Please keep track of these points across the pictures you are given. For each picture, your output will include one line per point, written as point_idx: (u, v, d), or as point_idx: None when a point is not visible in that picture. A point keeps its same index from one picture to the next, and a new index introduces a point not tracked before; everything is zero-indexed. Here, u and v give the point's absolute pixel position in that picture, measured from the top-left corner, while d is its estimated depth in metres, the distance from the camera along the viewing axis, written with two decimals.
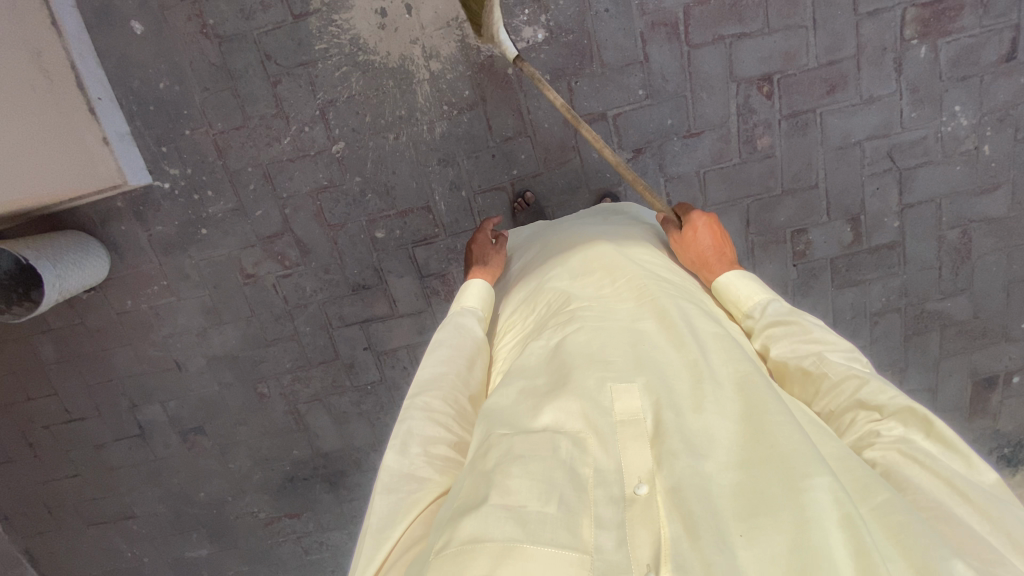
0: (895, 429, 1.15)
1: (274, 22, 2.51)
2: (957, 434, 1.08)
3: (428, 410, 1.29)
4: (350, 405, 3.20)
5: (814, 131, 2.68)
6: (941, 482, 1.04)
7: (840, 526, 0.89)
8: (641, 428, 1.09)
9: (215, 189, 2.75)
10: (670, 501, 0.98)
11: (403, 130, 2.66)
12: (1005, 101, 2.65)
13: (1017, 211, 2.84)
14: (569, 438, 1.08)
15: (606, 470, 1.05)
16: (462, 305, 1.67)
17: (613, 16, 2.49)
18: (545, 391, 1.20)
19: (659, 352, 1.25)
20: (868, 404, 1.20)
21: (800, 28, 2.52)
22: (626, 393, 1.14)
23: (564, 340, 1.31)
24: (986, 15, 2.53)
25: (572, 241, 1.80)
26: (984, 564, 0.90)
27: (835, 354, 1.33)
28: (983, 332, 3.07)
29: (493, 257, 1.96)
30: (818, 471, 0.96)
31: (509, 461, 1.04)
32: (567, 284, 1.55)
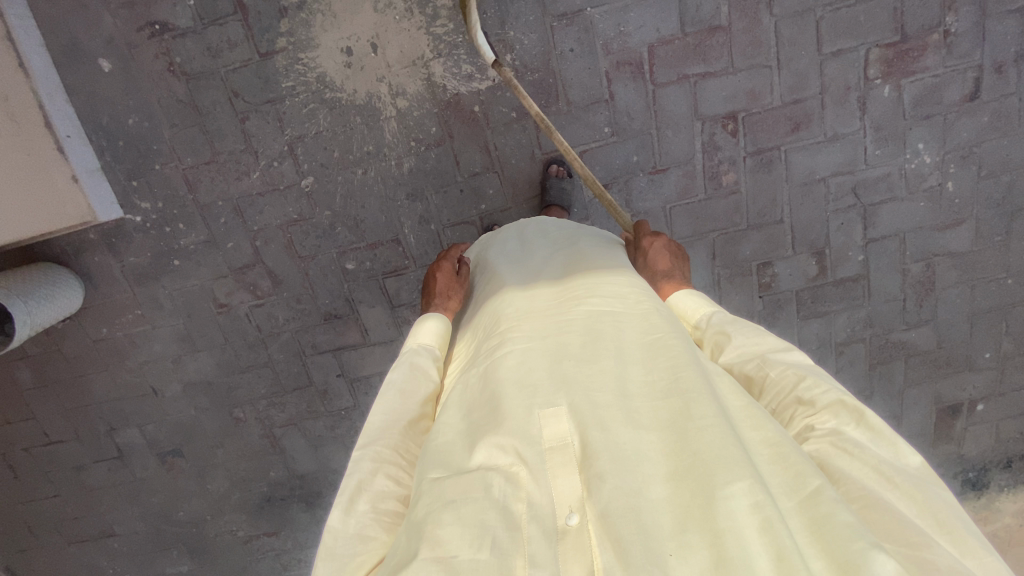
0: (829, 422, 1.19)
1: (241, 60, 2.52)
2: (883, 423, 1.15)
3: (376, 461, 1.26)
4: (325, 429, 3.25)
5: (779, 168, 2.70)
6: (870, 470, 1.10)
7: (757, 533, 0.94)
8: (568, 454, 1.10)
9: (186, 222, 2.78)
10: (600, 528, 1.00)
11: (371, 165, 2.68)
12: (968, 139, 2.68)
13: (980, 246, 2.88)
14: (501, 475, 1.08)
15: (538, 501, 1.05)
16: (417, 342, 1.61)
17: (578, 55, 2.50)
18: (480, 424, 1.20)
19: (582, 368, 1.25)
20: (808, 400, 1.23)
21: (764, 68, 2.54)
22: (553, 417, 1.15)
23: (495, 366, 1.31)
24: (950, 55, 2.55)
25: (513, 260, 1.81)
26: (901, 545, 0.98)
27: (775, 354, 1.36)
28: (947, 362, 3.12)
29: (457, 290, 1.87)
30: (739, 476, 1.00)
31: (440, 509, 1.04)
32: (504, 301, 1.57)
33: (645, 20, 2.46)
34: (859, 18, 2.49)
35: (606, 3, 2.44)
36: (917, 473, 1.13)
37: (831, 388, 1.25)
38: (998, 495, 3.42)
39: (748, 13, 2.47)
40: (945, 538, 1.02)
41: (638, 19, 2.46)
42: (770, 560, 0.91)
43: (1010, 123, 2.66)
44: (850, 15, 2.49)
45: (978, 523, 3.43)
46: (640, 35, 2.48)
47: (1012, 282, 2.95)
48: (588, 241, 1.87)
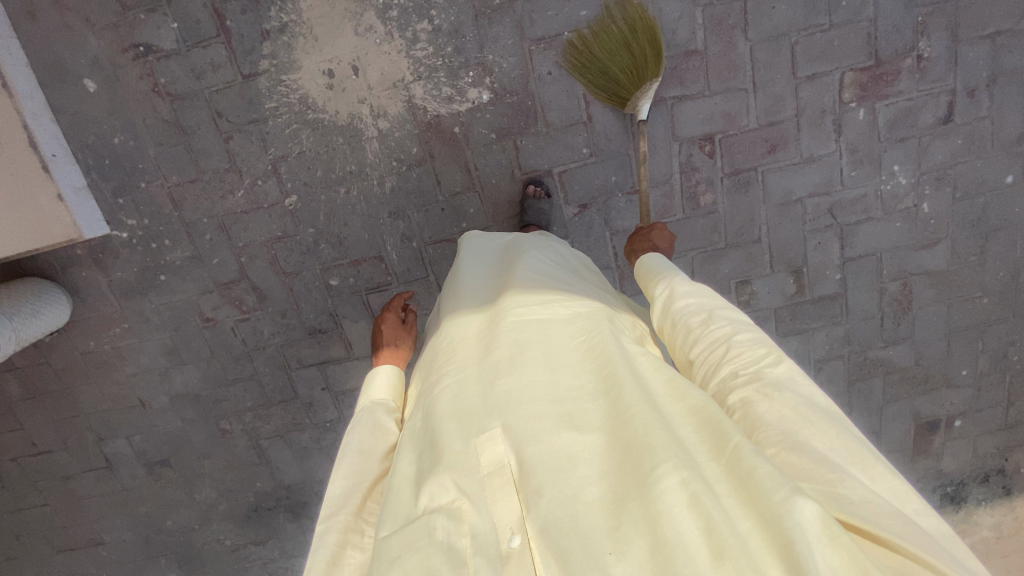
0: (749, 368, 1.21)
1: (225, 81, 2.56)
2: (799, 369, 1.20)
3: (342, 530, 1.26)
4: (310, 441, 3.29)
5: (756, 189, 2.74)
6: (789, 411, 1.10)
7: (687, 509, 0.93)
8: (506, 475, 1.11)
9: (172, 238, 2.82)
10: (542, 543, 1.00)
11: (354, 184, 2.71)
12: (943, 161, 2.71)
13: (956, 265, 2.91)
14: (444, 514, 1.08)
15: (482, 532, 1.06)
16: (371, 398, 1.63)
17: (556, 79, 2.53)
18: (424, 462, 1.21)
19: (511, 382, 1.26)
20: (733, 351, 1.26)
21: (740, 91, 2.57)
22: (488, 441, 1.16)
23: (435, 398, 1.34)
24: (923, 79, 2.58)
25: (455, 286, 1.84)
26: (826, 486, 0.98)
27: (723, 310, 1.39)
28: (925, 379, 3.15)
29: (404, 338, 1.97)
30: (664, 458, 0.99)
31: (388, 567, 1.03)
32: (449, 327, 1.60)
33: None
34: (833, 43, 2.53)
35: (583, 27, 2.47)
36: (831, 408, 1.15)
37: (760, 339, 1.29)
38: (976, 508, 3.44)
39: (723, 37, 2.50)
40: (858, 468, 1.03)
41: None
42: (702, 534, 0.90)
43: (983, 145, 2.69)
44: (824, 40, 2.52)
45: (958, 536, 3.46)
46: None
47: (988, 300, 2.99)
48: (519, 246, 1.93)
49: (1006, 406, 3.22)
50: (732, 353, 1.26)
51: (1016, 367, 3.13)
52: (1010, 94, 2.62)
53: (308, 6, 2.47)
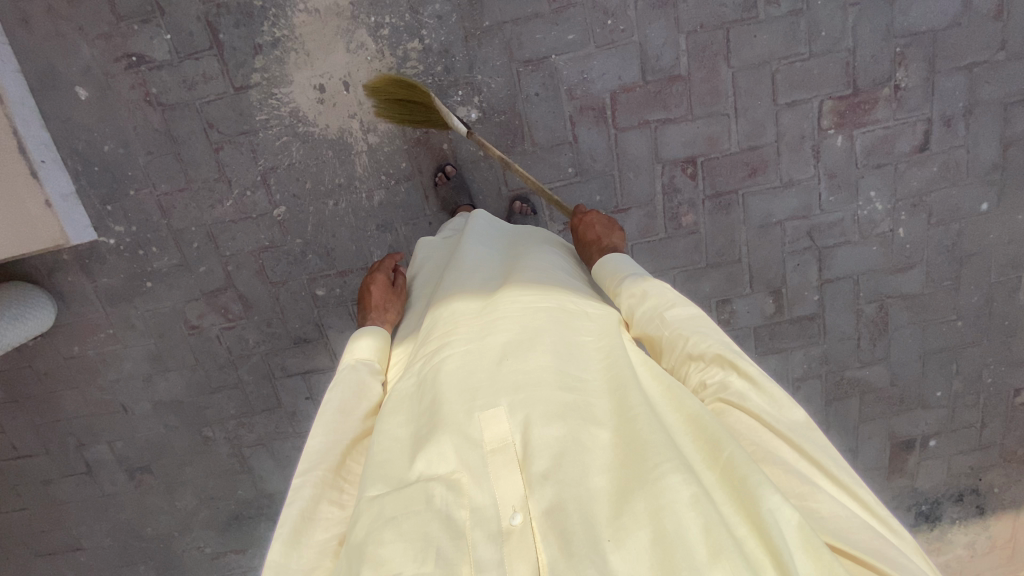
0: (716, 376, 1.23)
1: (216, 93, 2.58)
2: (760, 370, 1.18)
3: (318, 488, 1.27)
4: (293, 450, 3.30)
5: (736, 211, 2.80)
6: (757, 422, 1.13)
7: (691, 512, 0.94)
8: (510, 454, 1.11)
9: (159, 246, 2.84)
10: (545, 522, 1.01)
11: (342, 197, 2.74)
12: (919, 188, 2.78)
13: (931, 288, 2.98)
14: (442, 483, 1.09)
15: (482, 507, 1.07)
16: (355, 357, 1.63)
17: (543, 99, 2.59)
18: (421, 432, 1.21)
19: (517, 361, 1.25)
20: (694, 355, 1.27)
21: (722, 116, 2.63)
22: (493, 419, 1.15)
23: (434, 368, 1.31)
24: (900, 108, 2.65)
25: (455, 262, 1.81)
26: (801, 499, 1.01)
27: (674, 309, 1.38)
28: (900, 399, 3.21)
29: (394, 303, 1.95)
30: (665, 457, 1.01)
31: (381, 527, 1.04)
32: (444, 304, 1.58)
33: (608, 68, 2.55)
34: (813, 71, 2.58)
35: (571, 51, 2.52)
36: (806, 422, 1.15)
37: (713, 339, 1.28)
38: (950, 527, 3.49)
39: (707, 64, 2.56)
40: (826, 480, 1.06)
41: (601, 67, 2.55)
42: (701, 531, 0.92)
43: (959, 173, 2.76)
44: (805, 68, 2.57)
45: (932, 553, 3.50)
46: (603, 82, 2.57)
47: (962, 323, 3.05)
48: (520, 242, 1.95)
49: (979, 427, 3.28)
50: (703, 360, 1.26)
51: (989, 389, 3.20)
52: (986, 124, 2.69)
53: (300, 21, 2.48)
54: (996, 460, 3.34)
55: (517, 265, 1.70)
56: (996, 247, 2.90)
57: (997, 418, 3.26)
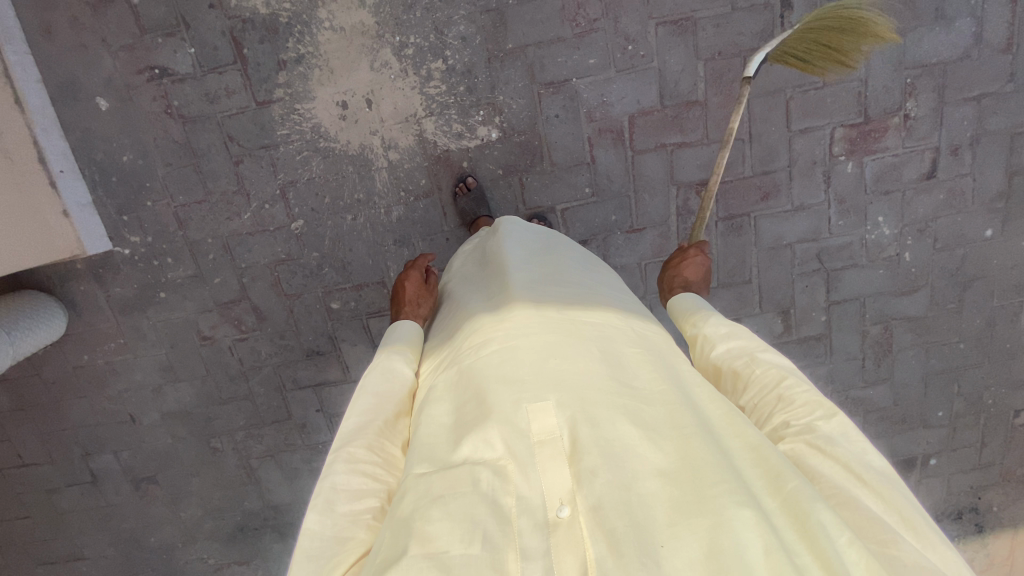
0: (803, 419, 1.27)
1: (238, 106, 2.59)
2: (853, 423, 1.23)
3: (351, 462, 1.32)
4: (302, 462, 3.29)
5: (748, 233, 2.86)
6: (843, 469, 1.16)
7: (753, 534, 0.97)
8: (558, 448, 1.12)
9: (175, 257, 2.83)
10: (592, 520, 1.02)
11: (361, 212, 2.76)
12: (925, 214, 2.86)
13: (934, 311, 3.05)
14: (488, 469, 1.11)
15: (528, 495, 1.08)
16: (389, 349, 1.68)
17: (563, 121, 2.63)
18: (466, 418, 1.22)
19: (566, 363, 1.27)
20: (786, 399, 1.32)
21: (737, 141, 2.69)
22: (541, 412, 1.16)
23: (481, 360, 1.32)
24: (909, 137, 2.72)
25: (498, 260, 1.82)
26: (881, 545, 1.04)
27: (763, 352, 1.43)
28: (902, 419, 3.28)
29: (427, 299, 1.99)
30: (723, 479, 1.05)
31: (429, 506, 1.08)
32: (485, 303, 1.60)
33: (627, 92, 2.60)
34: (826, 100, 2.65)
35: (591, 74, 2.57)
36: (891, 472, 1.19)
37: (809, 388, 1.33)
38: None
39: (723, 90, 2.61)
40: (911, 535, 1.08)
41: (620, 91, 2.60)
42: (762, 554, 0.95)
43: (963, 200, 2.83)
44: (818, 96, 2.64)
45: None
46: (621, 105, 2.62)
47: (964, 345, 3.13)
48: (557, 247, 1.96)
49: (979, 446, 3.34)
50: (789, 403, 1.31)
51: (989, 410, 3.27)
52: (991, 154, 2.76)
53: (325, 39, 2.50)
54: (995, 479, 3.41)
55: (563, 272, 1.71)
56: (999, 272, 2.98)
57: (997, 438, 3.33)
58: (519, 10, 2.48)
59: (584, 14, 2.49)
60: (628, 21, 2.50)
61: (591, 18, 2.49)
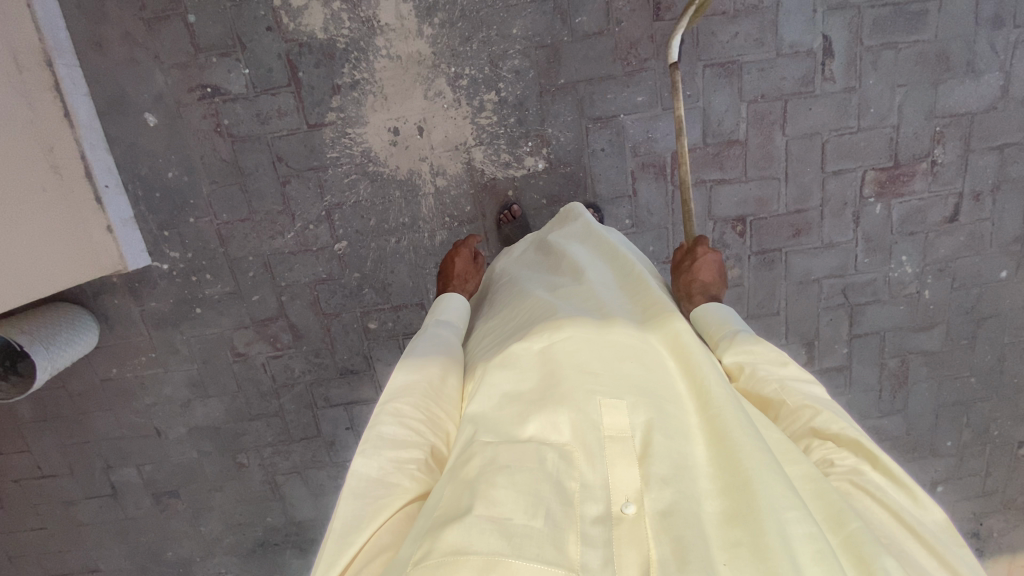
0: (847, 459, 1.24)
1: (289, 128, 2.60)
2: (899, 467, 1.20)
3: (398, 416, 1.29)
4: (327, 479, 3.28)
5: (779, 267, 2.96)
6: (889, 514, 1.13)
7: (816, 563, 0.93)
8: (629, 446, 1.13)
9: (213, 273, 2.82)
10: (658, 523, 1.01)
11: (405, 235, 2.79)
12: (945, 255, 2.98)
13: (949, 346, 3.18)
14: (555, 451, 1.13)
15: (592, 484, 1.09)
16: (438, 316, 1.74)
17: (609, 155, 2.69)
18: (533, 400, 1.26)
19: (638, 367, 1.31)
20: (823, 432, 1.29)
21: (773, 180, 2.79)
22: (614, 408, 1.19)
23: (553, 353, 1.36)
24: (935, 182, 2.84)
25: (572, 265, 1.83)
26: None
27: (795, 381, 1.39)
28: (913, 447, 3.41)
29: (474, 276, 2.03)
30: (792, 505, 1.00)
31: (493, 473, 1.08)
32: (547, 298, 1.65)
33: (672, 129, 2.67)
34: (860, 144, 2.76)
35: (638, 111, 2.63)
36: (939, 530, 1.17)
37: (847, 426, 1.29)
38: None
39: (764, 131, 2.70)
40: None
41: (665, 128, 2.67)
42: None
43: (982, 243, 2.97)
44: (852, 140, 2.75)
45: None
46: (666, 141, 2.69)
47: (975, 379, 3.26)
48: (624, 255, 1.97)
49: (984, 475, 3.47)
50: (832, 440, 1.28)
51: (995, 441, 3.40)
52: (1010, 200, 2.90)
53: (381, 66, 2.53)
54: (997, 506, 3.55)
55: (630, 283, 1.71)
56: (1011, 311, 3.12)
57: (1001, 468, 3.46)
58: (572, 47, 2.53)
59: (636, 53, 2.55)
60: (677, 62, 2.57)
61: (642, 57, 2.56)
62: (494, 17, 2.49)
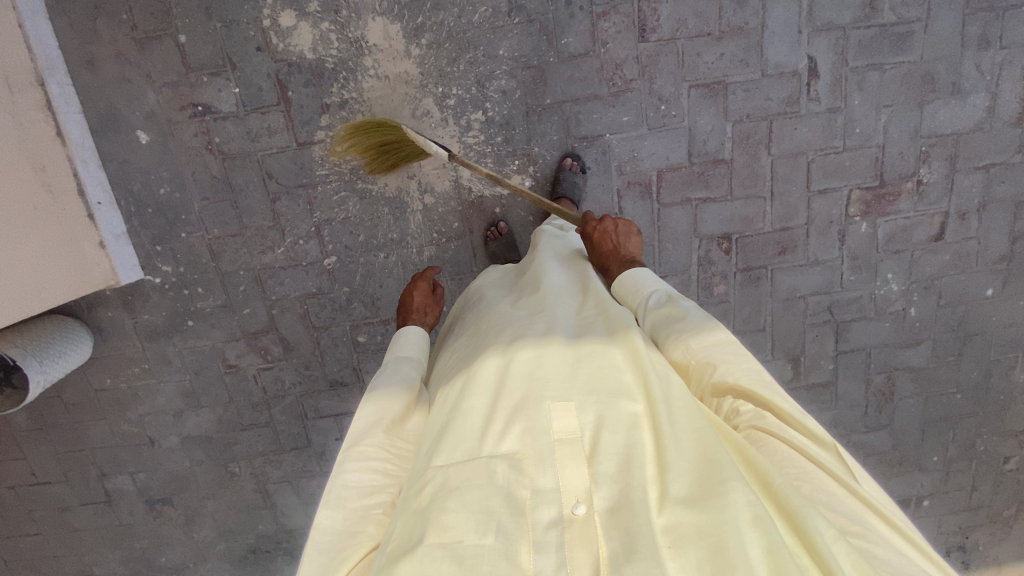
0: (751, 406, 1.34)
1: (279, 146, 2.64)
2: (797, 403, 1.30)
3: (362, 460, 1.35)
4: (317, 487, 3.33)
5: (765, 284, 2.98)
6: (795, 450, 1.23)
7: (752, 526, 0.98)
8: (578, 446, 1.17)
9: (205, 287, 2.86)
10: (608, 519, 1.06)
11: (393, 251, 2.82)
12: (931, 273, 3.00)
13: (935, 363, 3.19)
14: (506, 462, 1.16)
15: (544, 488, 1.12)
16: (397, 353, 1.73)
17: (595, 173, 2.72)
18: (487, 410, 1.30)
19: (588, 367, 1.36)
20: (724, 383, 1.37)
21: (759, 199, 2.81)
22: (563, 412, 1.23)
23: (507, 364, 1.40)
24: (920, 201, 2.85)
25: (532, 276, 1.88)
26: (854, 537, 1.06)
27: (698, 337, 1.47)
28: (899, 462, 3.42)
29: (433, 308, 2.03)
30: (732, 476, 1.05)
31: (444, 498, 1.12)
32: (507, 312, 1.70)
33: (657, 148, 2.69)
34: (845, 164, 2.77)
35: (624, 130, 2.66)
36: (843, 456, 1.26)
37: (744, 368, 1.38)
38: None
39: (749, 150, 2.72)
40: (884, 527, 1.11)
41: (651, 147, 2.69)
42: (765, 554, 0.94)
43: (968, 261, 2.98)
44: (838, 160, 2.76)
45: None
46: (651, 160, 2.71)
47: (961, 396, 3.28)
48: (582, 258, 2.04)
49: (971, 490, 3.49)
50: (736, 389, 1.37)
51: (981, 456, 3.42)
52: (996, 219, 2.91)
53: (369, 86, 2.56)
54: (983, 520, 3.56)
55: (586, 286, 1.77)
56: (997, 328, 3.13)
57: (987, 482, 3.47)
58: (558, 67, 2.56)
59: (621, 74, 2.57)
60: (663, 83, 2.59)
61: (627, 78, 2.58)
62: (480, 38, 2.52)
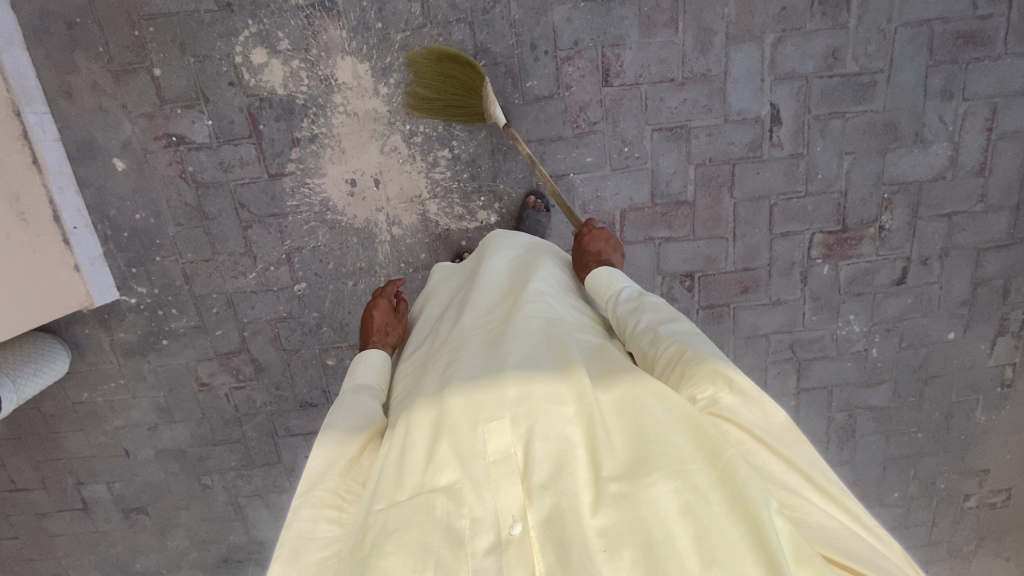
0: (707, 391, 1.26)
1: (251, 177, 2.71)
2: (750, 385, 1.24)
3: (317, 505, 1.27)
4: (288, 502, 3.42)
5: (727, 321, 3.02)
6: (749, 436, 1.17)
7: (682, 523, 0.98)
8: (512, 464, 1.15)
9: (179, 308, 2.94)
10: (543, 531, 1.03)
11: (362, 278, 2.89)
12: (893, 315, 3.03)
13: (896, 403, 3.22)
14: (444, 494, 1.13)
15: (481, 516, 1.09)
16: (356, 381, 1.67)
17: (559, 211, 2.76)
18: (424, 438, 1.27)
19: (519, 375, 1.33)
20: (689, 372, 1.32)
21: (721, 240, 2.85)
22: (496, 431, 1.20)
23: (446, 389, 1.35)
24: (883, 246, 2.89)
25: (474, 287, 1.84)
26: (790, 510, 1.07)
27: (665, 329, 1.48)
28: (860, 496, 3.46)
29: (396, 327, 1.96)
30: (657, 466, 1.06)
31: (384, 540, 1.07)
32: (452, 331, 1.67)
33: (620, 189, 2.74)
34: (807, 208, 2.81)
35: (588, 170, 2.71)
36: (793, 432, 1.21)
37: (707, 357, 1.33)
38: None
39: (712, 193, 2.76)
40: (817, 493, 1.12)
41: (614, 187, 2.74)
42: (694, 543, 0.95)
43: (930, 305, 3.01)
44: (800, 205, 2.80)
45: None
46: (615, 200, 2.76)
47: (922, 435, 3.30)
48: (520, 256, 2.00)
49: (931, 526, 3.51)
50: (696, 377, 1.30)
51: (942, 493, 3.44)
52: (958, 265, 2.94)
53: (338, 122, 2.65)
54: (942, 556, 3.59)
55: (525, 286, 1.74)
56: (958, 370, 3.16)
57: (948, 519, 3.49)
58: (523, 109, 2.63)
59: (585, 116, 2.63)
60: (626, 126, 2.65)
61: (591, 121, 2.64)
62: None
